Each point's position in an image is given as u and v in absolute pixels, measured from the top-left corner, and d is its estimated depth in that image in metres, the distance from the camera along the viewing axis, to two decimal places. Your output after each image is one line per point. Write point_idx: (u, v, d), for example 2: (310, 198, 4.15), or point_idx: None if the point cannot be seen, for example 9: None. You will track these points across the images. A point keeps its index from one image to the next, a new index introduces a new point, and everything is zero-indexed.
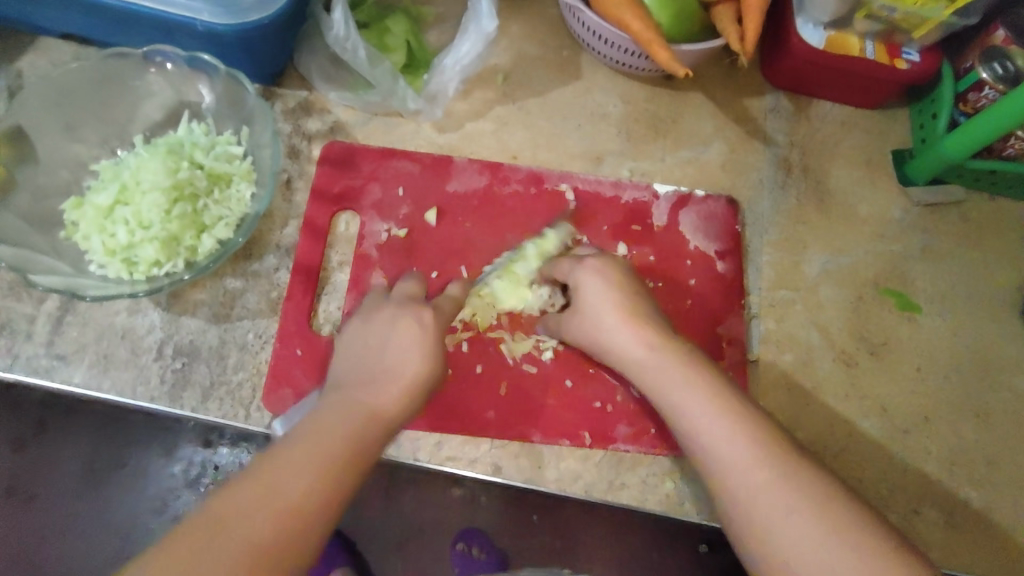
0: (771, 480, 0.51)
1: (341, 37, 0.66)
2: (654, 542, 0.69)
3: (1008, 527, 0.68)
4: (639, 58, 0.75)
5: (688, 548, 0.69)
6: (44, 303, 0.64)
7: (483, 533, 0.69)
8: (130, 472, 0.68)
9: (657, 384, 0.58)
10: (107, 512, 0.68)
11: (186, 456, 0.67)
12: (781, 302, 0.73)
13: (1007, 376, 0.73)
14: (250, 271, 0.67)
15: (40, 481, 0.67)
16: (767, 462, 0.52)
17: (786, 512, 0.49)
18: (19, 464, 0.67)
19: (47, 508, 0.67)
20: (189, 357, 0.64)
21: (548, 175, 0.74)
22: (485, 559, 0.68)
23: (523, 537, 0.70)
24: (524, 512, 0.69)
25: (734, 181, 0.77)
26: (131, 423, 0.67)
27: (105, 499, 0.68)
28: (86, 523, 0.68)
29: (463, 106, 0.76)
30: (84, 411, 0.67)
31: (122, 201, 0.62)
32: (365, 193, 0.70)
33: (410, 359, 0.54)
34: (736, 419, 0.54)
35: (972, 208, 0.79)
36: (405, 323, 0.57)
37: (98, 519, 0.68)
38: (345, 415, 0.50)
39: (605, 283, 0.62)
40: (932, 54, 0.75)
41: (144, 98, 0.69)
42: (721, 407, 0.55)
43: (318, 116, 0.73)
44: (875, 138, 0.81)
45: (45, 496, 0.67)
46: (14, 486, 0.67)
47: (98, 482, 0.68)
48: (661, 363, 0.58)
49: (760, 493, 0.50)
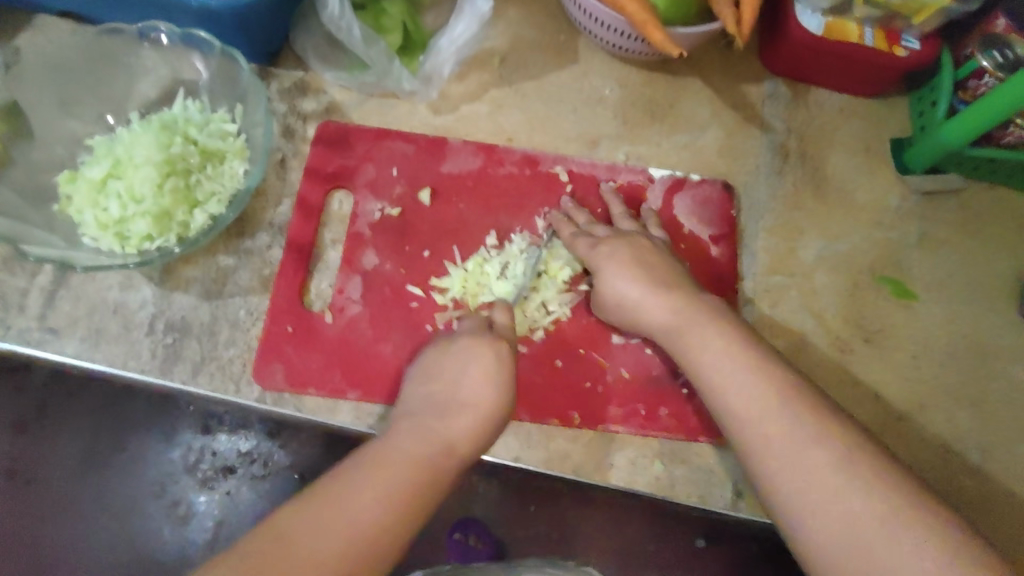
0: (802, 438, 0.52)
1: (336, 16, 0.66)
2: (650, 531, 0.65)
3: (1001, 515, 0.67)
4: (634, 41, 0.74)
5: (685, 539, 0.65)
6: (37, 277, 0.64)
7: (480, 521, 0.65)
8: (128, 457, 0.63)
9: (687, 345, 0.59)
10: (106, 494, 0.63)
11: (186, 442, 0.63)
12: (775, 287, 0.73)
13: (1003, 364, 0.72)
14: (242, 249, 0.67)
15: (43, 462, 0.63)
16: (803, 427, 0.52)
17: (812, 471, 0.51)
18: (20, 446, 0.63)
19: (48, 490, 0.63)
20: (180, 333, 0.64)
21: (543, 158, 0.73)
22: (482, 548, 0.64)
23: (518, 526, 0.65)
24: (520, 502, 0.65)
25: (730, 166, 0.77)
26: (130, 409, 0.64)
27: (104, 482, 0.63)
28: (84, 507, 0.63)
29: (458, 89, 0.76)
30: (85, 395, 0.63)
31: (115, 174, 0.62)
32: (359, 172, 0.70)
33: (487, 387, 0.57)
34: (761, 385, 0.55)
35: (971, 197, 0.78)
36: (478, 363, 0.58)
37: (97, 503, 0.63)
38: (420, 442, 0.52)
39: (614, 260, 0.63)
40: (931, 43, 0.75)
41: (140, 75, 0.69)
42: (750, 368, 0.56)
43: (314, 96, 0.73)
44: (874, 125, 0.80)
45: (45, 478, 0.63)
46: (14, 469, 0.62)
47: (98, 466, 0.63)
48: (694, 322, 0.60)
49: (787, 454, 0.52)
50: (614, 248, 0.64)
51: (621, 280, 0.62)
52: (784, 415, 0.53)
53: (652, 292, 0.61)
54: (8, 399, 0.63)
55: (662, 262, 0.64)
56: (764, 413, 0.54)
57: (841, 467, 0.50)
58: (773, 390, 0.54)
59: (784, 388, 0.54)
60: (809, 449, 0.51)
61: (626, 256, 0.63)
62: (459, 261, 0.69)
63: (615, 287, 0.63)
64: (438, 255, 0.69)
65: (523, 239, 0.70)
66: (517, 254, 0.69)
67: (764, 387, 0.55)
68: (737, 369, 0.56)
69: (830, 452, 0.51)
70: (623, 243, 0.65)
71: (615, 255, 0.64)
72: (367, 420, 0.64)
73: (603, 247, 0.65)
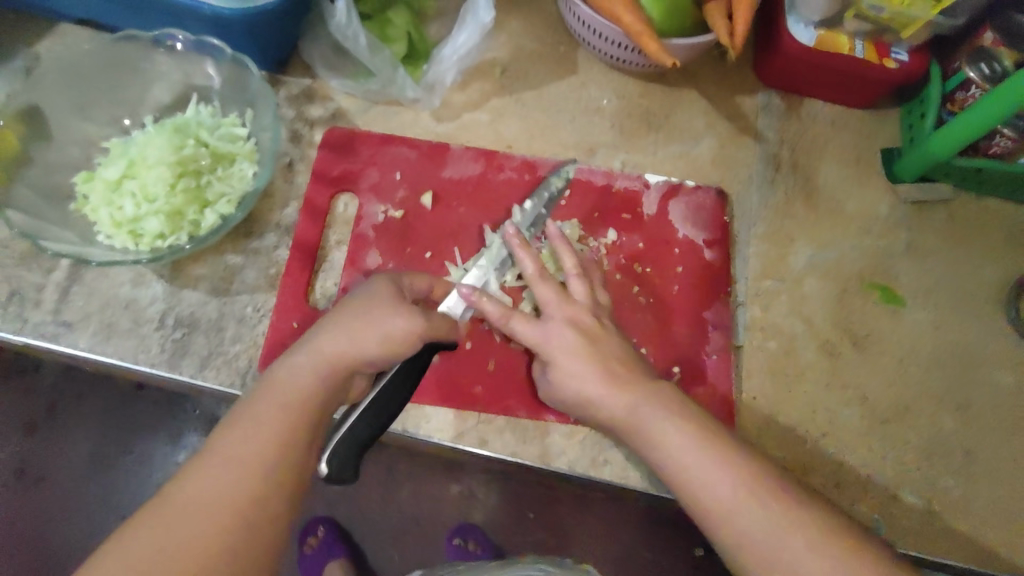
0: (774, 527, 0.49)
1: (343, 25, 0.68)
2: (643, 541, 0.85)
3: (987, 519, 0.68)
4: (631, 52, 0.77)
5: (679, 548, 0.85)
6: (53, 273, 0.67)
7: (479, 529, 0.85)
8: (136, 457, 0.87)
9: (654, 440, 0.55)
10: (108, 490, 0.86)
11: (188, 444, 0.86)
12: (766, 292, 0.75)
13: (989, 371, 0.74)
14: (250, 249, 0.69)
15: (46, 463, 0.86)
16: (772, 515, 0.50)
17: (788, 558, 0.48)
18: (30, 446, 0.85)
19: (55, 485, 0.86)
20: (189, 328, 0.66)
21: (541, 164, 0.76)
22: (478, 551, 0.84)
23: (520, 534, 0.86)
24: (522, 511, 0.86)
25: (723, 174, 0.79)
26: (142, 414, 0.87)
27: (110, 481, 0.86)
28: (89, 498, 0.86)
29: (461, 97, 0.78)
30: (93, 401, 0.86)
31: (130, 175, 0.64)
32: (364, 176, 0.73)
33: (379, 311, 0.55)
34: (727, 469, 0.52)
35: (958, 207, 0.80)
36: (373, 293, 0.56)
37: (100, 494, 0.86)
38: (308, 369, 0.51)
39: (561, 345, 0.59)
40: (920, 55, 0.77)
41: (154, 80, 0.72)
42: (715, 456, 0.52)
43: (320, 103, 0.76)
44: (865, 136, 0.82)
45: (51, 475, 0.86)
46: (23, 468, 0.85)
47: (105, 465, 0.86)
48: (654, 417, 0.55)
49: (766, 540, 0.49)
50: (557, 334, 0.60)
51: (579, 375, 0.58)
52: (756, 505, 0.50)
53: (605, 380, 0.57)
54: (24, 398, 0.85)
55: (610, 344, 0.60)
56: (731, 500, 0.51)
57: (815, 549, 0.48)
58: (738, 475, 0.51)
59: (752, 472, 0.52)
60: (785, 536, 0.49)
61: (572, 345, 0.59)
62: (459, 263, 0.71)
63: (567, 375, 0.59)
64: (439, 256, 0.71)
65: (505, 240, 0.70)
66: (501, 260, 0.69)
67: (729, 477, 0.51)
68: (698, 457, 0.53)
69: (804, 537, 0.49)
70: (563, 329, 0.60)
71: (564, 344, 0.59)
72: None
73: (556, 334, 0.60)
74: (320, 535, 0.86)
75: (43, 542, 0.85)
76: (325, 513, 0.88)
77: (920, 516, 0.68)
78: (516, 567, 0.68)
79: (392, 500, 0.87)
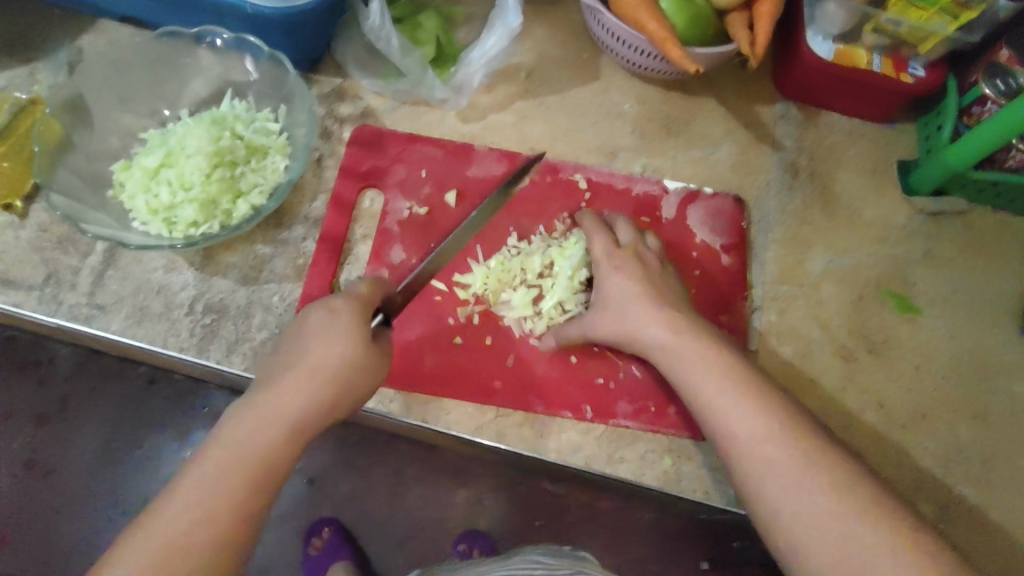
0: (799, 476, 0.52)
1: (376, 26, 0.71)
2: (652, 552, 0.85)
3: (1001, 526, 0.69)
4: (653, 60, 0.79)
5: (689, 563, 0.85)
6: (88, 256, 0.69)
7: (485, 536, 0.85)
8: (144, 452, 0.87)
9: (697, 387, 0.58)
10: (117, 487, 0.86)
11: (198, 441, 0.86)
12: (784, 296, 0.76)
13: (1006, 381, 0.74)
14: (279, 239, 0.71)
15: (56, 458, 0.86)
16: (798, 451, 0.53)
17: (818, 495, 0.51)
18: (43, 437, 0.86)
19: (64, 479, 0.86)
20: (218, 314, 0.68)
21: (563, 166, 0.78)
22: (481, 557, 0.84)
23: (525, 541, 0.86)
24: (529, 518, 0.86)
25: (742, 181, 0.80)
26: (152, 408, 0.87)
27: (119, 477, 0.86)
28: (96, 493, 0.86)
29: (487, 99, 0.80)
30: (104, 397, 0.87)
31: (167, 164, 0.67)
32: (391, 172, 0.75)
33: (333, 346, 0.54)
34: (758, 411, 0.56)
35: (975, 218, 0.81)
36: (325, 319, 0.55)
37: (109, 491, 0.86)
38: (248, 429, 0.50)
39: (620, 276, 0.66)
40: (936, 70, 0.78)
41: (192, 75, 0.74)
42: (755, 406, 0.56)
43: (350, 101, 0.78)
44: (882, 149, 0.84)
45: (60, 469, 0.86)
46: (33, 461, 0.85)
47: (115, 461, 0.86)
48: (689, 362, 0.60)
49: (778, 478, 0.52)
50: (624, 262, 0.67)
51: (637, 317, 0.63)
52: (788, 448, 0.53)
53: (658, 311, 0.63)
54: (36, 392, 0.86)
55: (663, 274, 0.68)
56: (761, 436, 0.54)
57: (839, 498, 0.50)
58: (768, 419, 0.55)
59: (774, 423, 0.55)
60: (810, 475, 0.52)
61: (633, 268, 0.66)
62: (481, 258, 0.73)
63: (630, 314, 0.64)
64: (467, 246, 0.73)
65: (538, 239, 0.74)
66: (531, 260, 0.72)
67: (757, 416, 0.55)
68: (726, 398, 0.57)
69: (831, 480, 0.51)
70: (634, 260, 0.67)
71: (619, 286, 0.65)
72: (388, 405, 0.68)
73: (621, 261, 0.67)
74: (326, 536, 0.86)
75: (51, 536, 0.85)
76: (331, 513, 0.88)
77: (934, 522, 0.68)
78: (519, 553, 0.71)
79: (401, 502, 0.88)
